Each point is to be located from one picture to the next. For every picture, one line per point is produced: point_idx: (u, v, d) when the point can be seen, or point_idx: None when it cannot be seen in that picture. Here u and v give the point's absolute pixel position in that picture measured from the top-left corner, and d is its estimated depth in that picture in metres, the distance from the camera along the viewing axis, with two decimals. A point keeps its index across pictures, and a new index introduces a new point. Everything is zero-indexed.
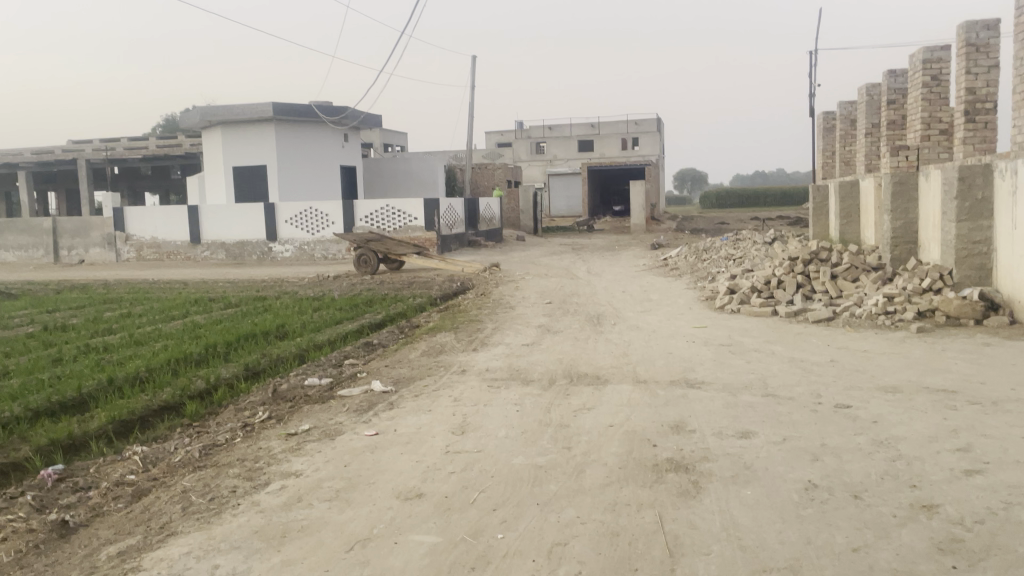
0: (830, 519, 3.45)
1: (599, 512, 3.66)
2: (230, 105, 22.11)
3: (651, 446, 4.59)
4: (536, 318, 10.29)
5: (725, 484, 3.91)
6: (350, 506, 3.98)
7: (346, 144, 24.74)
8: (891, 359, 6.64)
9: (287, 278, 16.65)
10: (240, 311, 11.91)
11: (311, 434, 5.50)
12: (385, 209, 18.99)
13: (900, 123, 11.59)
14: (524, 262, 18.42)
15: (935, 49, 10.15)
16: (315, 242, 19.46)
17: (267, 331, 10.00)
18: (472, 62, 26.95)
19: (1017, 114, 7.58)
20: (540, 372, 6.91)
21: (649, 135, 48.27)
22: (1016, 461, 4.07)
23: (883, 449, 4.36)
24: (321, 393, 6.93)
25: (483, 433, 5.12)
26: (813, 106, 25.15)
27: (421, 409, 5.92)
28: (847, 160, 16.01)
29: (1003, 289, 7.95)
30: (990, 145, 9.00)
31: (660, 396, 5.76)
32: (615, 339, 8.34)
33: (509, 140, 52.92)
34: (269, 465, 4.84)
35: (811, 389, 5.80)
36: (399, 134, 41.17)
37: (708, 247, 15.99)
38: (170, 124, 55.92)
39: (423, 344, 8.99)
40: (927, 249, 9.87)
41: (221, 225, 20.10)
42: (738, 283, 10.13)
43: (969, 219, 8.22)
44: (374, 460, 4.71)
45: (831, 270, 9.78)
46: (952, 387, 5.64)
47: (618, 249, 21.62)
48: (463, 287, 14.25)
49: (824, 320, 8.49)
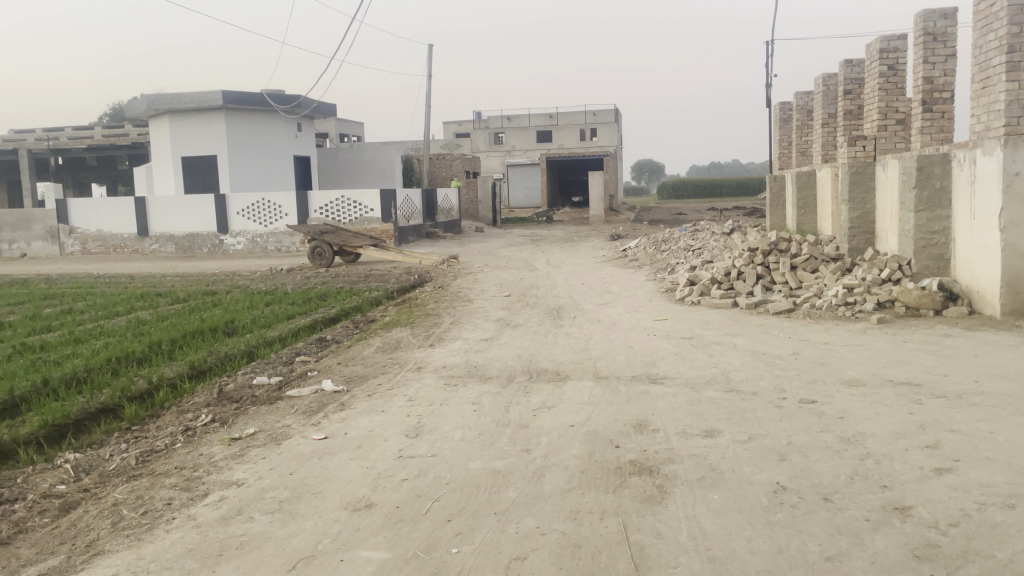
0: (801, 525, 3.30)
1: (559, 522, 3.46)
2: (178, 93, 21.41)
3: (613, 447, 4.40)
4: (495, 312, 10.04)
5: (691, 487, 3.74)
6: (295, 519, 3.72)
7: (299, 134, 24.14)
8: (854, 351, 6.56)
9: (239, 271, 16.14)
10: (187, 306, 11.46)
11: (256, 438, 5.20)
12: (340, 200, 18.56)
13: (857, 113, 11.57)
14: (483, 254, 18.19)
15: (892, 39, 10.10)
16: (268, 234, 18.93)
17: (214, 327, 9.59)
18: (428, 51, 26.53)
19: (975, 102, 7.53)
20: (498, 368, 6.69)
21: (607, 126, 48.16)
22: (987, 458, 3.96)
23: (851, 447, 4.23)
24: (270, 393, 6.60)
25: (438, 435, 4.88)
26: (770, 97, 25.17)
27: (374, 410, 5.66)
28: (803, 151, 16.04)
29: (961, 279, 7.96)
30: (948, 135, 8.94)
31: (621, 393, 5.57)
32: (575, 333, 8.15)
33: (467, 130, 52.58)
34: (208, 473, 4.54)
35: (774, 383, 5.67)
36: (355, 124, 40.38)
37: (667, 237, 15.92)
38: (116, 113, 54.37)
39: (378, 340, 8.72)
40: (885, 240, 9.88)
41: (169, 217, 19.43)
42: (698, 274, 10.02)
43: (927, 209, 8.21)
44: (321, 467, 4.44)
45: (790, 261, 9.74)
46: (915, 380, 5.56)
47: (577, 240, 21.49)
48: (420, 280, 13.95)
49: (784, 311, 8.41)
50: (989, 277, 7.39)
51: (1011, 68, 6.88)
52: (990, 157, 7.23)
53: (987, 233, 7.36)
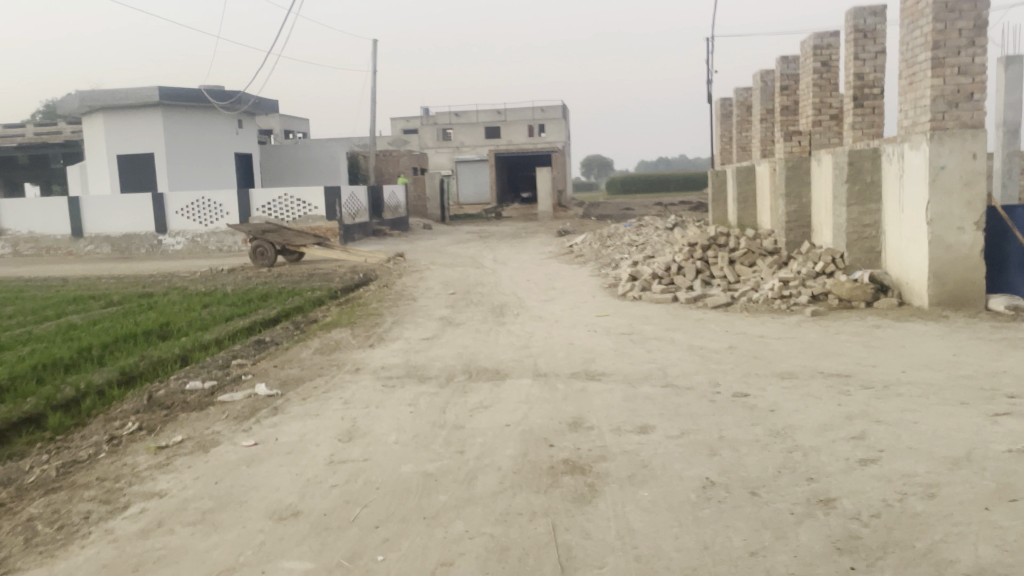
0: (728, 520, 3.31)
1: (488, 525, 3.41)
2: (112, 89, 20.76)
3: (547, 446, 4.37)
4: (438, 310, 9.96)
5: (622, 485, 3.73)
6: (216, 530, 3.61)
7: (240, 131, 23.65)
8: (788, 343, 6.66)
9: (177, 272, 15.71)
10: (122, 310, 11.09)
11: (184, 446, 5.04)
12: (283, 198, 18.22)
13: (793, 109, 11.75)
14: (429, 251, 18.06)
15: (825, 36, 10.29)
16: (209, 233, 18.49)
17: (148, 331, 9.29)
18: (372, 47, 26.24)
19: (903, 98, 7.70)
20: (437, 368, 6.62)
21: (555, 122, 48.25)
22: (910, 448, 4.03)
23: (780, 440, 4.28)
24: (202, 398, 6.40)
25: (372, 438, 4.79)
26: (711, 92, 25.49)
27: (307, 413, 5.54)
28: (743, 146, 16.26)
29: (891, 271, 8.15)
30: (878, 130, 9.15)
31: (558, 391, 5.56)
32: (517, 330, 8.13)
33: (415, 126, 52.21)
34: (130, 484, 4.38)
35: (709, 377, 5.72)
36: (300, 121, 39.75)
37: (613, 233, 16.02)
38: (49, 112, 52.61)
39: (317, 341, 8.55)
40: (820, 233, 10.08)
41: (105, 217, 18.83)
42: (639, 269, 10.09)
43: (858, 203, 8.39)
44: (249, 475, 4.32)
45: (729, 256, 9.88)
46: (845, 371, 5.66)
47: (524, 236, 21.47)
48: (365, 279, 13.75)
49: (722, 304, 8.51)
50: (917, 269, 7.58)
51: (935, 65, 7.06)
52: (917, 151, 7.41)
53: (915, 226, 7.55)
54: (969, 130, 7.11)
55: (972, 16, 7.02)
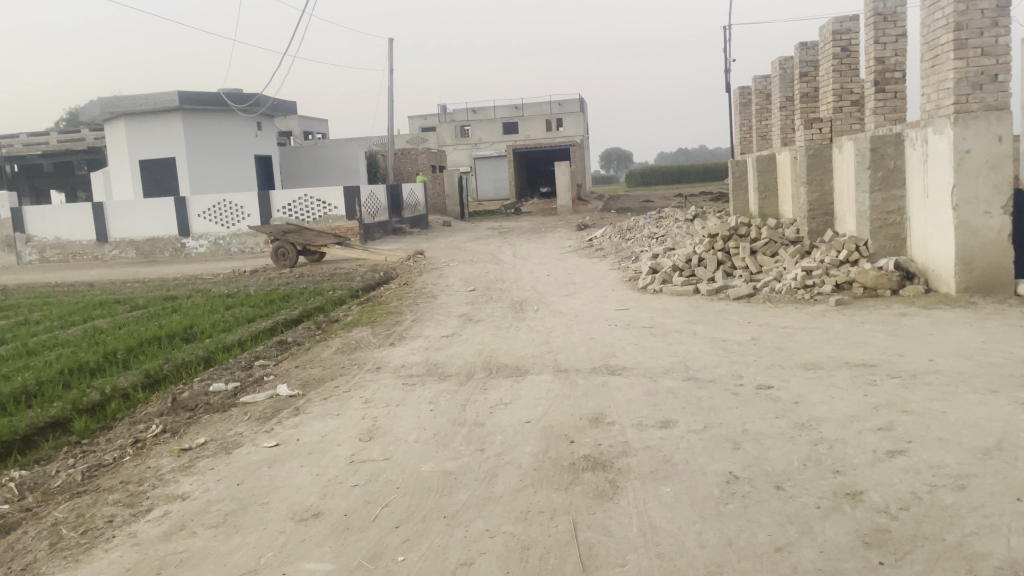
0: (752, 515, 3.26)
1: (508, 523, 3.38)
2: (132, 95, 20.95)
3: (568, 442, 4.33)
4: (458, 308, 9.95)
5: (643, 481, 3.68)
6: (238, 532, 3.62)
7: (259, 133, 23.78)
8: (812, 334, 6.56)
9: (200, 275, 15.83)
10: (147, 313, 11.19)
11: (206, 448, 5.06)
12: (303, 199, 18.30)
13: (813, 96, 11.60)
14: (449, 248, 18.06)
15: (844, 21, 10.15)
16: (231, 236, 18.62)
17: (172, 334, 9.36)
18: (388, 46, 26.29)
19: (925, 82, 7.55)
20: (457, 366, 6.60)
21: (573, 116, 48.10)
22: (939, 439, 3.95)
23: (805, 432, 4.21)
24: (224, 400, 6.44)
25: (392, 438, 4.78)
26: (729, 82, 25.25)
27: (328, 413, 5.55)
28: (763, 136, 16.09)
29: (917, 258, 8.01)
30: (901, 115, 8.99)
31: (579, 386, 5.52)
32: (537, 326, 8.09)
33: (433, 123, 52.32)
34: (153, 487, 4.39)
35: (731, 369, 5.65)
36: (319, 121, 39.95)
37: (632, 225, 15.92)
38: (72, 120, 53.34)
39: (338, 340, 8.57)
40: (843, 221, 9.94)
41: (128, 222, 19.03)
42: (660, 262, 10.00)
43: (881, 189, 8.26)
44: (270, 476, 4.33)
45: (750, 246, 9.76)
46: (871, 361, 5.57)
47: (543, 231, 21.41)
48: (385, 277, 13.78)
49: (744, 296, 8.41)
50: (943, 254, 7.44)
51: (958, 46, 6.92)
52: (941, 135, 7.26)
53: (940, 211, 7.41)
54: (994, 112, 6.95)
55: None
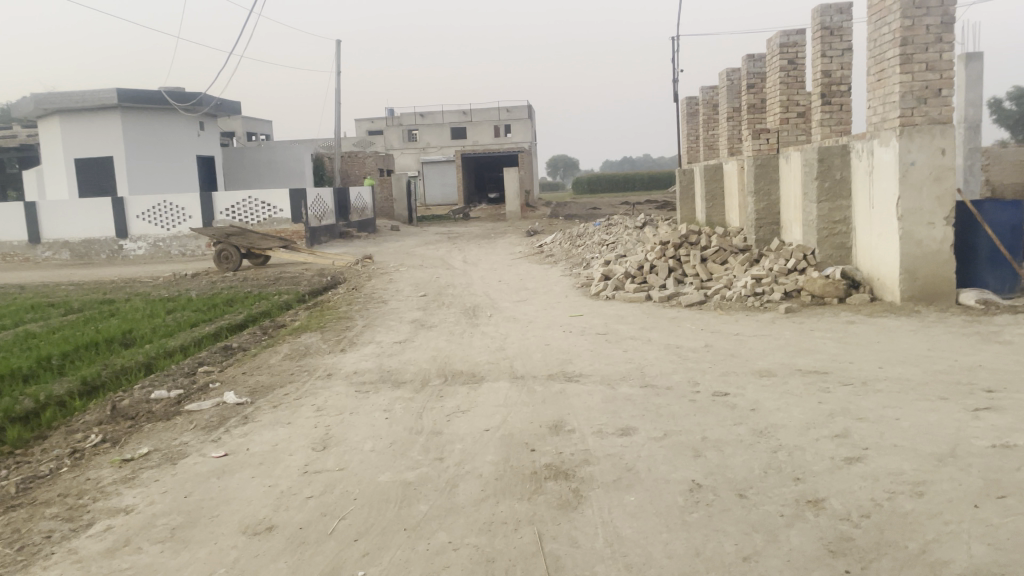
0: (717, 524, 3.24)
1: (472, 535, 3.31)
2: (68, 91, 20.21)
3: (529, 451, 4.27)
4: (409, 313, 9.82)
5: (607, 490, 3.65)
6: (187, 547, 3.45)
7: (202, 133, 23.21)
8: (764, 341, 6.64)
9: (139, 278, 15.33)
10: (82, 317, 10.76)
11: (150, 459, 4.85)
12: (247, 201, 17.89)
13: (759, 107, 11.79)
14: (398, 253, 17.87)
15: (791, 34, 10.29)
16: (171, 238, 18.08)
17: (110, 339, 9.01)
18: (336, 47, 25.96)
19: (871, 95, 7.75)
20: (411, 372, 6.49)
21: (521, 123, 48.24)
22: (894, 445, 4.01)
23: (764, 439, 4.23)
24: (168, 408, 6.20)
25: (347, 447, 4.65)
26: (677, 92, 25.62)
27: (278, 422, 5.38)
28: (710, 145, 16.33)
29: (863, 268, 8.20)
30: (846, 127, 9.22)
31: (537, 393, 5.46)
32: (491, 332, 8.03)
33: (380, 127, 51.93)
34: (94, 501, 4.17)
35: (687, 376, 5.68)
36: (263, 122, 39.19)
37: (582, 232, 15.99)
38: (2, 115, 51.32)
39: (287, 346, 8.36)
40: (790, 230, 10.14)
41: (62, 222, 18.33)
42: (612, 268, 10.04)
43: (829, 199, 8.44)
44: (220, 488, 4.15)
45: (701, 254, 9.87)
46: (823, 368, 5.65)
47: (493, 237, 21.36)
48: (333, 282, 13.54)
49: (696, 303, 8.48)
50: (888, 264, 7.62)
51: (904, 61, 7.12)
52: (886, 148, 7.46)
53: (885, 222, 7.60)
54: (937, 126, 7.17)
55: (939, 12, 7.06)
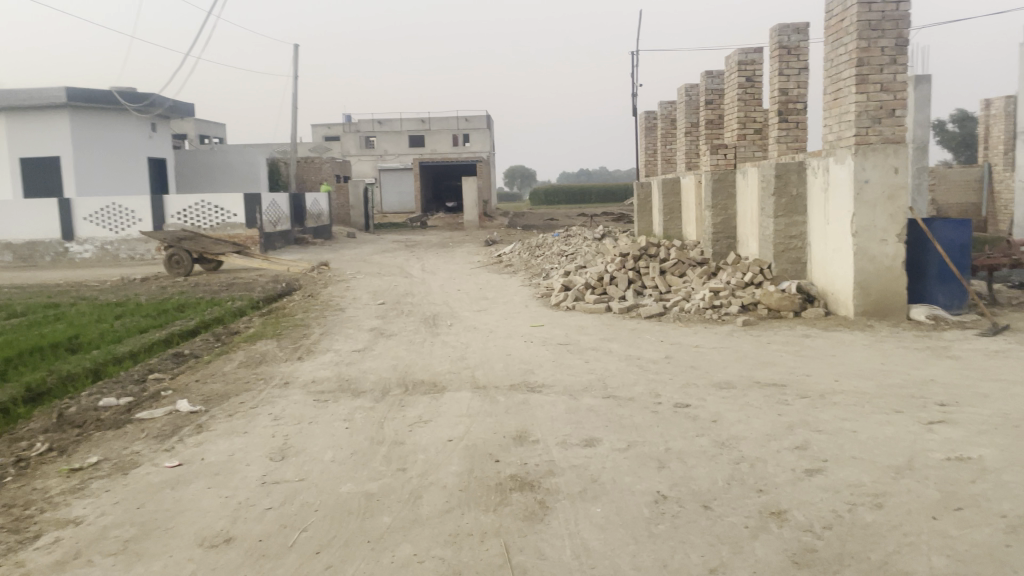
0: (683, 536, 3.25)
1: (437, 547, 3.26)
2: (14, 88, 19.60)
3: (493, 462, 4.24)
4: (368, 321, 9.71)
5: (572, 501, 3.63)
6: (140, 560, 3.34)
7: (153, 135, 22.72)
8: (722, 353, 6.71)
9: (86, 282, 14.89)
10: (25, 322, 10.39)
11: (100, 468, 4.68)
12: (200, 205, 17.54)
13: (718, 123, 11.96)
14: (355, 260, 17.68)
15: (749, 52, 10.48)
16: (120, 241, 17.62)
17: (55, 344, 8.71)
18: (294, 52, 25.68)
19: (828, 113, 7.93)
20: (371, 381, 6.40)
21: (479, 132, 48.23)
22: (853, 457, 4.08)
23: (726, 451, 4.26)
24: (117, 416, 6.01)
25: (307, 457, 4.56)
26: (635, 106, 25.90)
27: (234, 431, 5.25)
28: (667, 159, 16.52)
29: (818, 282, 8.36)
30: (802, 145, 9.41)
31: (499, 403, 5.43)
32: (451, 341, 7.98)
33: (337, 133, 51.47)
34: (41, 511, 4.01)
35: (648, 388, 5.70)
36: (217, 125, 38.53)
37: (541, 243, 16.02)
38: None
39: (241, 354, 8.19)
40: (746, 244, 10.30)
41: (5, 223, 17.74)
42: (572, 279, 10.07)
43: (785, 215, 8.60)
44: (175, 499, 4.03)
45: (659, 266, 9.97)
46: (781, 381, 5.73)
47: (451, 246, 21.27)
48: (288, 288, 13.33)
49: (655, 314, 8.55)
50: (842, 279, 7.79)
51: (860, 81, 7.30)
52: (842, 165, 7.63)
53: (840, 238, 7.76)
54: (891, 145, 7.36)
55: (894, 35, 7.26)
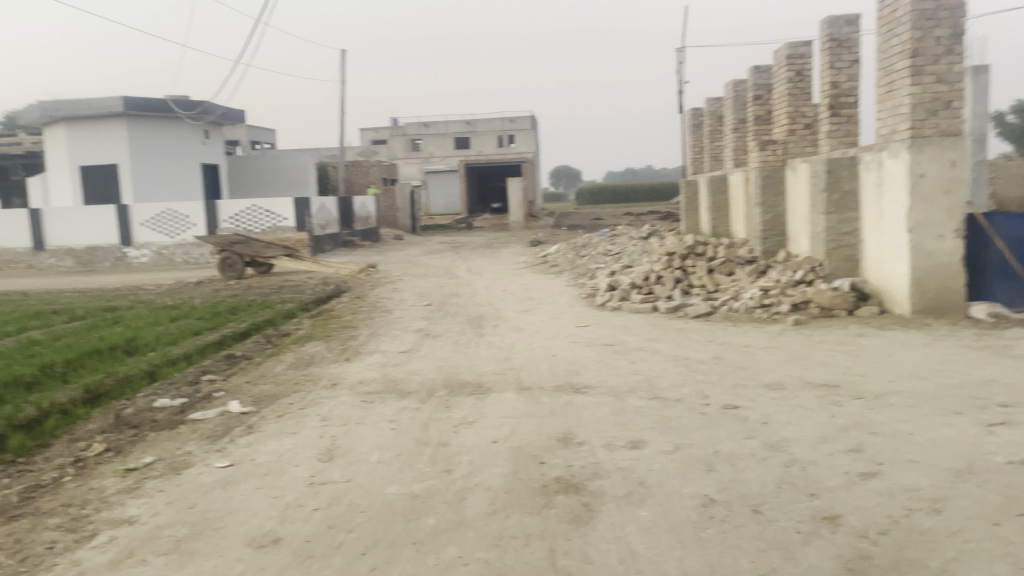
0: (732, 540, 3.19)
1: (482, 550, 3.25)
2: (74, 99, 20.24)
3: (538, 463, 4.22)
4: (414, 322, 9.76)
5: (619, 505, 3.59)
6: (193, 560, 3.40)
7: (206, 141, 23.23)
8: (773, 354, 6.58)
9: (143, 285, 15.29)
10: (86, 325, 10.72)
11: (154, 468, 4.79)
12: (251, 210, 17.87)
13: (766, 118, 11.76)
14: (402, 262, 17.83)
15: (798, 46, 10.32)
16: (175, 245, 18.06)
17: (113, 347, 8.96)
18: (341, 57, 26.00)
19: (881, 106, 7.72)
20: (417, 383, 6.43)
21: (525, 133, 48.24)
22: (910, 461, 3.95)
23: (776, 454, 4.17)
24: (171, 417, 6.14)
25: (353, 458, 4.60)
26: (682, 103, 25.62)
27: (283, 432, 5.32)
28: (715, 156, 16.30)
29: (872, 280, 8.15)
30: (854, 139, 9.19)
31: (544, 405, 5.40)
32: (496, 342, 7.96)
33: (384, 136, 52.02)
34: (97, 511, 4.11)
35: (696, 389, 5.61)
36: (267, 131, 39.26)
37: (587, 242, 15.94)
38: (7, 121, 51.49)
39: (290, 355, 8.31)
40: (797, 242, 10.09)
41: (67, 230, 18.33)
42: (618, 279, 9.99)
43: (837, 211, 8.40)
44: (225, 499, 4.09)
45: (707, 265, 9.82)
46: (834, 382, 5.59)
47: (497, 247, 21.28)
48: (337, 290, 13.49)
49: (703, 314, 8.42)
50: (898, 276, 7.57)
51: (915, 73, 7.09)
52: (896, 159, 7.42)
53: (895, 234, 7.55)
54: (947, 138, 7.14)
55: (949, 24, 7.04)
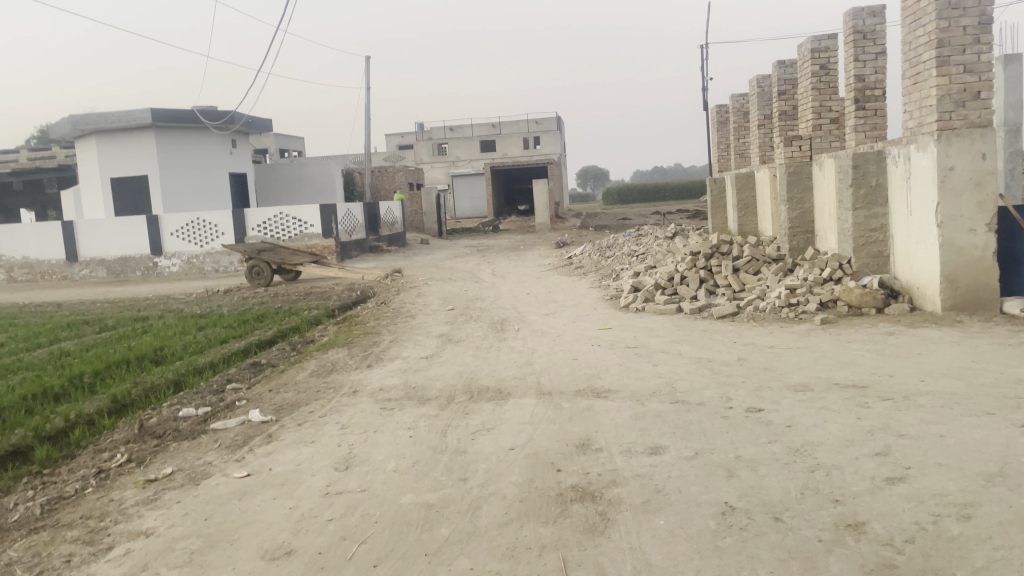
0: (751, 550, 3.09)
1: (494, 561, 3.19)
2: (105, 112, 20.55)
3: (555, 471, 4.15)
4: (437, 327, 9.73)
5: (635, 513, 3.51)
6: (205, 572, 3.39)
7: (233, 151, 23.47)
8: (799, 354, 6.43)
9: (173, 295, 15.47)
10: (116, 335, 10.85)
11: (173, 479, 4.80)
12: (278, 217, 18.01)
13: (792, 114, 11.56)
14: (427, 266, 17.84)
15: (822, 39, 10.06)
16: (204, 254, 18.25)
17: (141, 356, 9.04)
18: (365, 64, 26.13)
19: (907, 98, 7.52)
20: (437, 389, 6.39)
21: (550, 134, 48.18)
22: (938, 464, 3.81)
23: (800, 458, 4.05)
24: (193, 427, 6.17)
25: (369, 467, 4.57)
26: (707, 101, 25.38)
27: (302, 441, 5.31)
28: (741, 153, 16.08)
29: (901, 276, 7.96)
30: (881, 133, 8.98)
31: (564, 410, 5.32)
32: (518, 346, 7.90)
33: (410, 141, 52.25)
34: (115, 523, 4.12)
35: (719, 392, 5.49)
36: (294, 139, 39.59)
37: (612, 243, 15.83)
38: (42, 137, 52.45)
39: (313, 362, 8.32)
40: (825, 239, 9.90)
41: (99, 241, 18.62)
42: (642, 279, 9.88)
43: (864, 207, 8.21)
44: (241, 511, 4.08)
45: (732, 264, 9.68)
46: (861, 382, 5.44)
47: (522, 249, 21.22)
48: (363, 296, 13.53)
49: (729, 314, 8.28)
50: (928, 272, 7.38)
51: (941, 63, 6.89)
52: (924, 153, 7.23)
53: (924, 229, 7.36)
54: (977, 129, 6.94)
55: (976, 13, 6.84)
